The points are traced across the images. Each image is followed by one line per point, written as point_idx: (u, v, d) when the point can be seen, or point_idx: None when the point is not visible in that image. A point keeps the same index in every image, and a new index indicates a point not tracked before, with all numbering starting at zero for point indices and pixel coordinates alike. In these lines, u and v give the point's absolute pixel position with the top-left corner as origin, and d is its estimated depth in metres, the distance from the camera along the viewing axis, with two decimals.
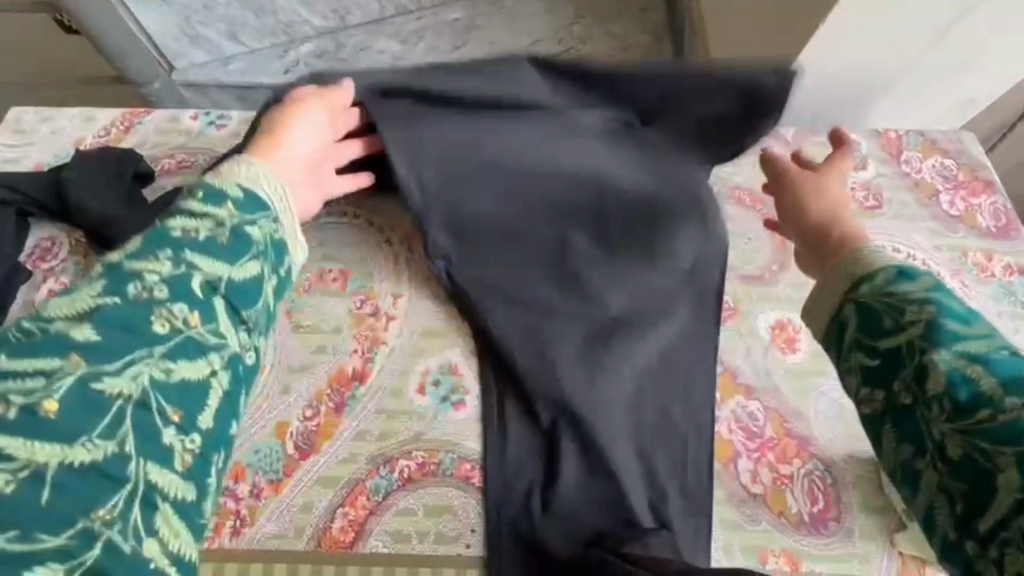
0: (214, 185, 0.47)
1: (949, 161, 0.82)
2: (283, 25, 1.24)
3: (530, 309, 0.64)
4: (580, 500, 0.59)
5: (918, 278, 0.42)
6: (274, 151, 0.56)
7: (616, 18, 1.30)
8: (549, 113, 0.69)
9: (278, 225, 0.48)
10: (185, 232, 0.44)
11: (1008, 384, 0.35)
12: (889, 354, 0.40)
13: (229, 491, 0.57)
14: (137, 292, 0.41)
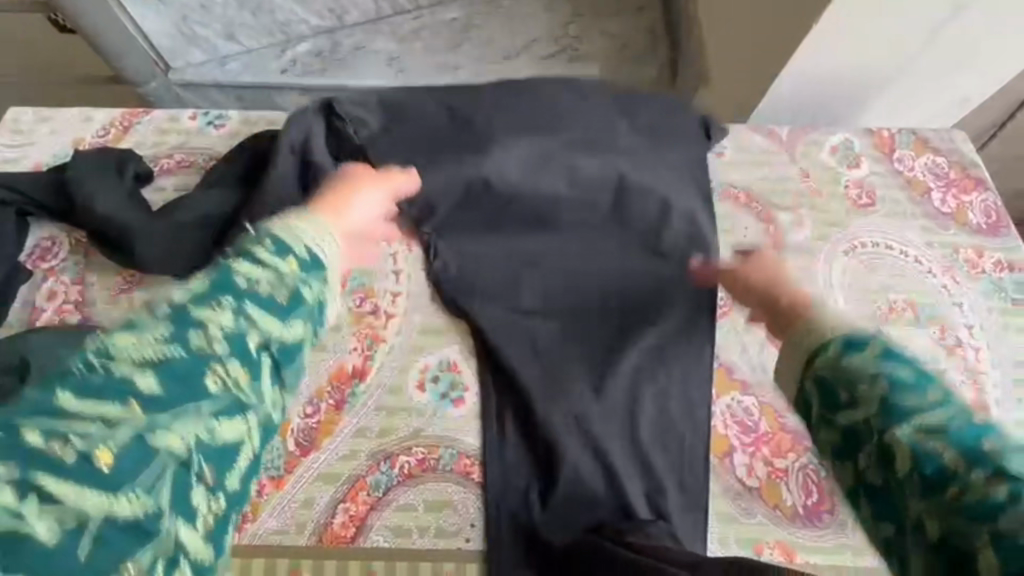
0: (283, 237, 0.46)
1: (940, 160, 0.83)
2: (281, 25, 1.24)
3: (525, 313, 0.67)
4: (578, 496, 0.60)
5: (866, 345, 0.39)
6: (343, 211, 0.54)
7: (612, 16, 1.31)
8: (541, 123, 0.72)
9: (331, 288, 0.47)
10: (247, 284, 0.43)
11: (970, 458, 0.34)
12: (847, 431, 0.38)
13: None
14: (199, 345, 0.41)
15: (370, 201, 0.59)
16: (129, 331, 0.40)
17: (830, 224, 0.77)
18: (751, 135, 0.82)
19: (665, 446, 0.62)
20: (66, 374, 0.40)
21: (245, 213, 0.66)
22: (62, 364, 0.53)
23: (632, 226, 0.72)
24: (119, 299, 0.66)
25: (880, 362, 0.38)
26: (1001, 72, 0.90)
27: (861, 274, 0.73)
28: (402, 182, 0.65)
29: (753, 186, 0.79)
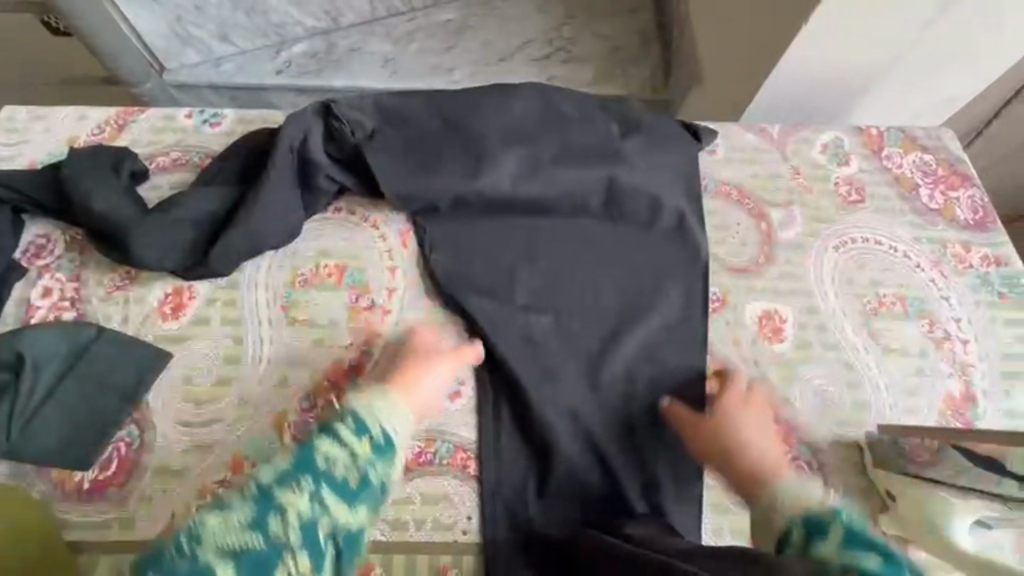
0: (362, 414, 0.53)
1: (928, 157, 0.84)
2: (276, 26, 1.24)
3: (520, 308, 0.68)
4: (573, 489, 0.61)
5: (829, 530, 0.46)
6: (411, 399, 0.56)
7: (605, 19, 1.32)
8: (536, 123, 0.73)
9: (395, 468, 0.53)
10: (326, 466, 0.51)
11: None
12: None
13: (226, 483, 0.57)
14: (277, 531, 0.48)
15: (440, 381, 0.59)
16: (220, 511, 0.48)
17: (820, 221, 0.78)
18: (742, 133, 0.84)
19: (659, 440, 0.63)
20: (165, 552, 0.47)
21: (241, 210, 0.66)
22: (122, 380, 0.61)
23: (624, 223, 0.73)
24: (115, 295, 0.66)
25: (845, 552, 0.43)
26: (985, 72, 0.92)
27: (851, 269, 0.74)
28: (474, 355, 0.63)
29: (745, 182, 0.80)
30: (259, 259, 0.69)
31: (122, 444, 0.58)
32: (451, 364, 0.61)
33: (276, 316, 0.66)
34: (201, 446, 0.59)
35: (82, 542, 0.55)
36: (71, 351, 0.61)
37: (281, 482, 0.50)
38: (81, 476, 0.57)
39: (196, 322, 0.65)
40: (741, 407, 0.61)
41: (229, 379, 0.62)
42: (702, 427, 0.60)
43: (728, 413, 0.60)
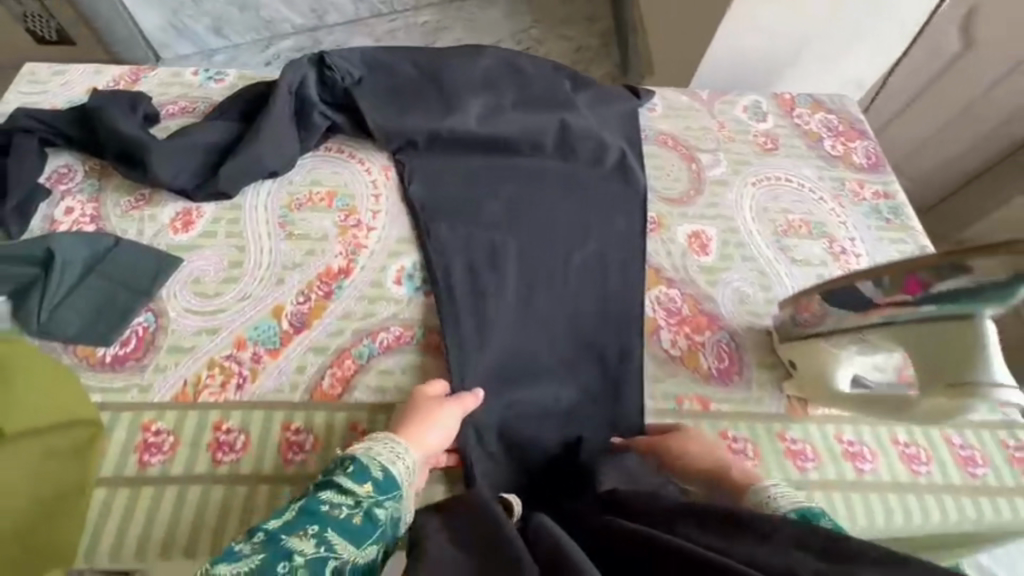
0: (363, 459, 0.55)
1: (831, 116, 1.00)
2: (267, 23, 1.37)
3: (484, 226, 0.79)
4: (532, 365, 0.71)
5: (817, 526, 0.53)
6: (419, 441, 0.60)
7: (567, 24, 1.49)
8: (498, 75, 0.87)
9: (400, 506, 0.55)
10: (332, 508, 0.52)
11: None
12: None
13: (231, 357, 0.66)
14: (285, 571, 0.46)
15: (449, 422, 0.62)
16: (228, 561, 0.46)
17: (741, 164, 0.92)
18: (677, 96, 0.98)
19: (605, 326, 0.74)
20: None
21: (246, 139, 0.77)
22: (139, 278, 0.70)
23: (574, 161, 0.86)
24: (131, 213, 0.75)
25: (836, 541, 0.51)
26: (878, 57, 1.10)
27: (766, 200, 0.88)
28: (474, 399, 0.65)
29: (678, 133, 0.94)
30: (260, 185, 0.79)
31: (139, 327, 0.67)
32: (455, 407, 0.63)
33: (274, 230, 0.76)
34: (209, 330, 0.68)
35: (103, 403, 0.62)
36: (93, 256, 0.70)
37: (287, 529, 0.50)
38: (103, 351, 0.65)
39: (203, 234, 0.75)
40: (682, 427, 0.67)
41: (234, 278, 0.72)
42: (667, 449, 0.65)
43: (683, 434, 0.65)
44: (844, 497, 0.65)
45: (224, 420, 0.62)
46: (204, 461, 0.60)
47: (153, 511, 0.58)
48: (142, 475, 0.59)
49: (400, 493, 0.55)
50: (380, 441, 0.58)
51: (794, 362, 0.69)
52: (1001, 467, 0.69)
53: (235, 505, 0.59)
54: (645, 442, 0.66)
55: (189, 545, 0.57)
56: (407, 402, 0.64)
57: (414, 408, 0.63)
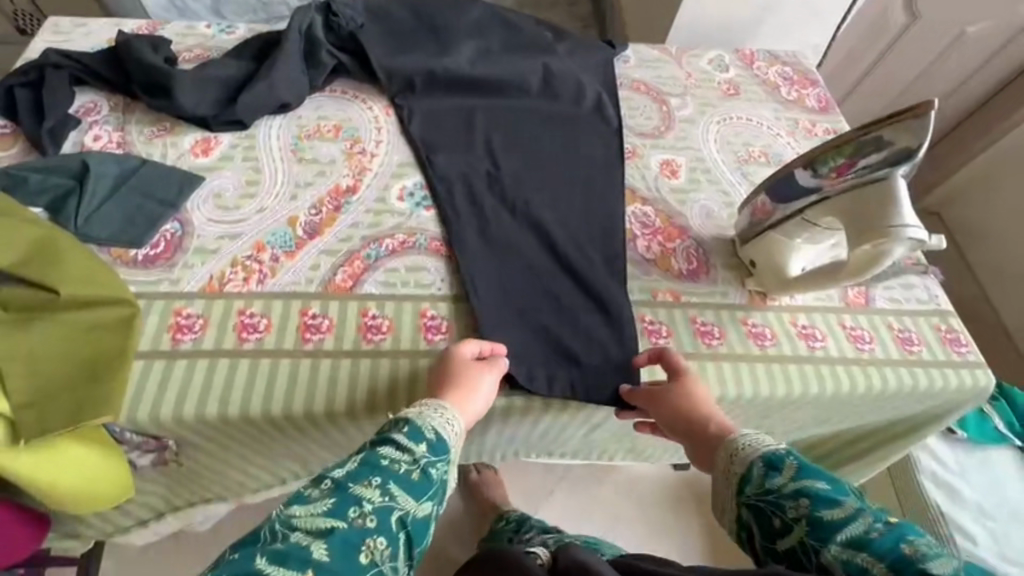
0: (417, 422, 0.60)
1: (787, 68, 1.11)
2: (264, 5, 1.45)
3: (475, 154, 0.86)
4: (532, 272, 0.78)
5: (784, 467, 0.57)
6: (461, 403, 0.64)
7: (551, 10, 1.59)
8: (486, 24, 0.96)
9: (449, 469, 0.60)
10: (392, 463, 0.56)
11: (821, 506, 0.52)
12: (789, 550, 0.53)
13: (253, 257, 0.74)
14: (354, 515, 0.52)
15: (487, 391, 0.66)
16: (301, 502, 0.53)
17: (706, 106, 1.02)
18: (648, 50, 1.08)
19: (596, 239, 0.81)
20: (256, 539, 0.50)
21: (260, 73, 0.85)
22: (165, 193, 0.77)
23: (559, 101, 0.93)
24: (154, 140, 0.83)
25: (798, 479, 0.56)
26: (830, 21, 1.21)
27: (728, 135, 0.99)
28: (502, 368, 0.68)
29: (650, 81, 1.04)
30: (272, 118, 0.87)
31: (167, 233, 0.74)
32: (488, 371, 0.67)
33: (287, 156, 0.84)
34: (230, 235, 0.75)
35: (138, 292, 0.69)
36: (121, 173, 0.77)
37: (353, 478, 0.55)
38: (136, 251, 0.73)
39: (221, 158, 0.82)
40: (681, 384, 0.69)
41: (251, 195, 0.79)
42: (661, 401, 0.69)
43: (681, 388, 0.69)
44: (798, 369, 0.74)
45: (247, 307, 0.70)
46: (231, 339, 0.67)
47: (186, 379, 0.64)
48: (175, 350, 0.66)
49: (449, 456, 0.61)
50: (430, 406, 0.62)
51: (752, 255, 0.78)
52: (935, 346, 0.78)
53: (259, 378, 0.66)
54: (649, 391, 0.70)
55: (219, 409, 0.64)
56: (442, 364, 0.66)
57: (455, 373, 0.65)
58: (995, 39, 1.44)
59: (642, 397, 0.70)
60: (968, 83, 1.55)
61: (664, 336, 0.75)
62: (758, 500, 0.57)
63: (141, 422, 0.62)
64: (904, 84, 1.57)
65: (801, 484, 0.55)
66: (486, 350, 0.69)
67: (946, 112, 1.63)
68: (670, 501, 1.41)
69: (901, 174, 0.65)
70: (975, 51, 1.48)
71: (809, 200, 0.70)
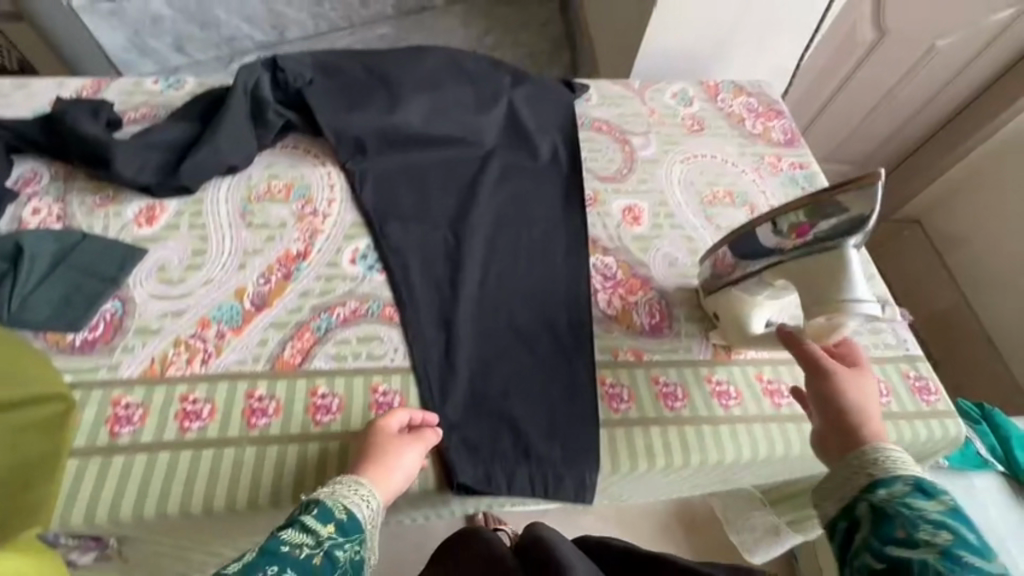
0: (328, 503, 0.59)
1: (752, 100, 1.09)
2: (229, 39, 1.38)
3: (430, 219, 0.84)
4: (492, 342, 0.75)
5: (937, 497, 0.56)
6: (380, 482, 0.63)
7: (519, 30, 1.50)
8: (440, 72, 0.94)
9: (359, 548, 0.60)
10: (292, 548, 0.55)
11: (963, 549, 0.52)
12: (897, 560, 0.53)
13: (196, 336, 0.71)
14: None
15: (411, 464, 0.64)
16: None
17: (670, 144, 1.00)
18: (610, 86, 1.06)
19: (557, 301, 0.79)
20: None
21: (205, 137, 0.82)
22: (105, 268, 0.74)
23: (516, 152, 0.92)
24: (96, 211, 0.80)
25: (946, 516, 0.54)
26: (796, 47, 1.19)
27: (692, 175, 0.97)
28: (434, 438, 0.66)
29: (613, 119, 1.02)
30: (219, 181, 0.84)
31: (107, 313, 0.72)
32: (413, 446, 0.64)
33: (234, 220, 0.81)
34: (174, 312, 0.72)
35: (75, 382, 0.67)
36: (60, 249, 0.75)
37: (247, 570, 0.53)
38: (73, 336, 0.70)
39: (166, 227, 0.79)
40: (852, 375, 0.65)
41: (196, 266, 0.76)
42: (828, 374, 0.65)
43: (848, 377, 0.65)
44: (763, 428, 0.73)
45: (191, 392, 0.67)
46: (172, 429, 0.65)
47: (124, 475, 0.62)
48: (113, 445, 0.64)
49: (361, 535, 0.60)
50: (345, 482, 0.62)
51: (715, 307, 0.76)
52: (904, 396, 0.77)
53: (202, 470, 0.63)
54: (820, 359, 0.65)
55: (160, 505, 0.61)
56: (367, 438, 0.65)
57: (377, 446, 0.64)
58: (962, 57, 1.43)
59: (810, 359, 0.66)
60: (937, 99, 1.54)
61: (626, 401, 0.73)
62: (888, 506, 0.56)
63: (75, 526, 0.60)
64: (874, 102, 1.56)
65: (951, 522, 0.54)
66: (417, 419, 0.67)
67: (918, 127, 1.62)
68: (656, 530, 1.39)
69: (851, 244, 0.64)
70: (942, 69, 1.46)
71: (768, 260, 0.68)
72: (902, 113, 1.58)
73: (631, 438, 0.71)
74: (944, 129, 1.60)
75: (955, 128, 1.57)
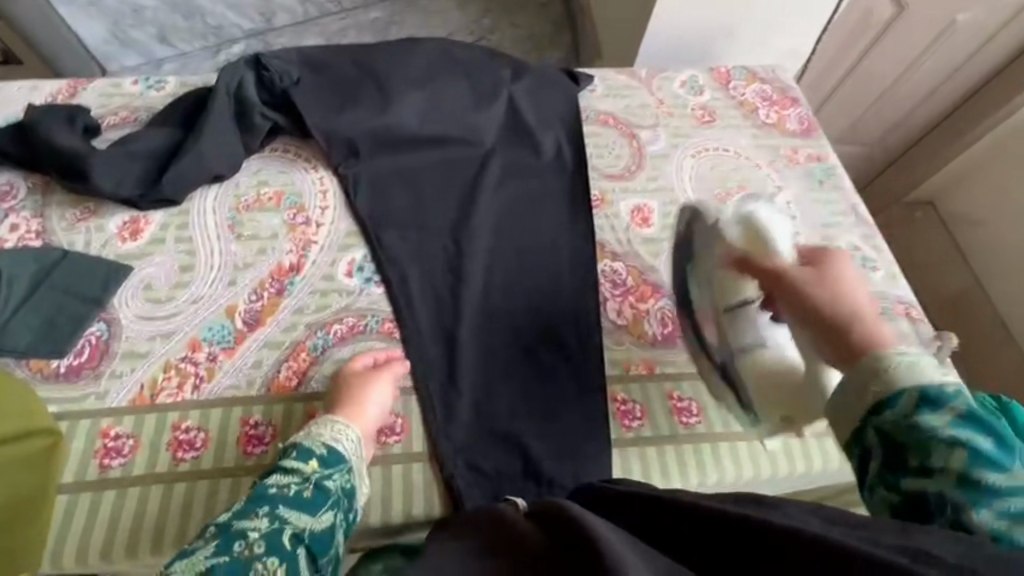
0: (305, 443, 0.61)
1: (766, 87, 1.03)
2: (215, 28, 1.30)
3: (429, 226, 0.80)
4: (498, 358, 0.72)
5: (945, 406, 0.43)
6: (354, 417, 0.64)
7: (517, 11, 1.43)
8: (434, 66, 0.88)
9: (350, 475, 0.60)
10: (280, 489, 0.57)
11: (985, 467, 0.40)
12: (910, 495, 0.42)
13: (186, 359, 0.68)
14: (242, 548, 0.51)
15: (383, 394, 0.66)
16: (182, 557, 0.50)
17: (680, 137, 0.95)
18: (616, 75, 1.00)
19: (563, 311, 0.76)
20: None
21: (188, 143, 0.78)
22: (87, 287, 0.70)
23: (518, 150, 0.88)
24: (77, 225, 0.76)
25: (955, 427, 0.42)
26: (812, 27, 1.12)
27: (704, 170, 0.92)
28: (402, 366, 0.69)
29: (619, 112, 0.96)
30: (206, 190, 0.80)
31: (92, 336, 0.68)
32: (381, 380, 0.67)
33: (223, 233, 0.77)
34: (163, 334, 0.69)
35: (61, 413, 0.64)
36: (41, 268, 0.71)
37: (239, 516, 0.54)
38: (57, 362, 0.67)
39: (151, 241, 0.75)
40: (828, 274, 0.54)
41: (184, 283, 0.73)
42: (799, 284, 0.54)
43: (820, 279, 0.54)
44: (783, 444, 0.70)
45: (183, 420, 0.64)
46: (165, 460, 0.62)
47: (117, 509, 0.60)
48: (104, 479, 0.61)
49: (348, 465, 0.61)
50: (322, 422, 0.63)
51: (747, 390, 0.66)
52: None
53: (197, 501, 0.61)
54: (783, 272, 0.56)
55: (155, 543, 0.59)
56: (340, 381, 0.67)
57: (349, 381, 0.66)
58: (978, 36, 1.26)
59: (773, 277, 0.57)
60: (946, 86, 1.36)
61: (639, 418, 0.70)
62: (897, 431, 0.44)
63: (67, 566, 0.58)
64: (876, 94, 1.41)
65: (964, 434, 0.41)
66: (380, 358, 0.69)
67: (922, 117, 1.45)
68: None
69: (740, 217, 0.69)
70: (952, 52, 1.30)
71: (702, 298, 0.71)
72: (905, 105, 1.42)
73: (646, 457, 0.68)
74: (950, 117, 1.41)
75: (960, 117, 1.39)
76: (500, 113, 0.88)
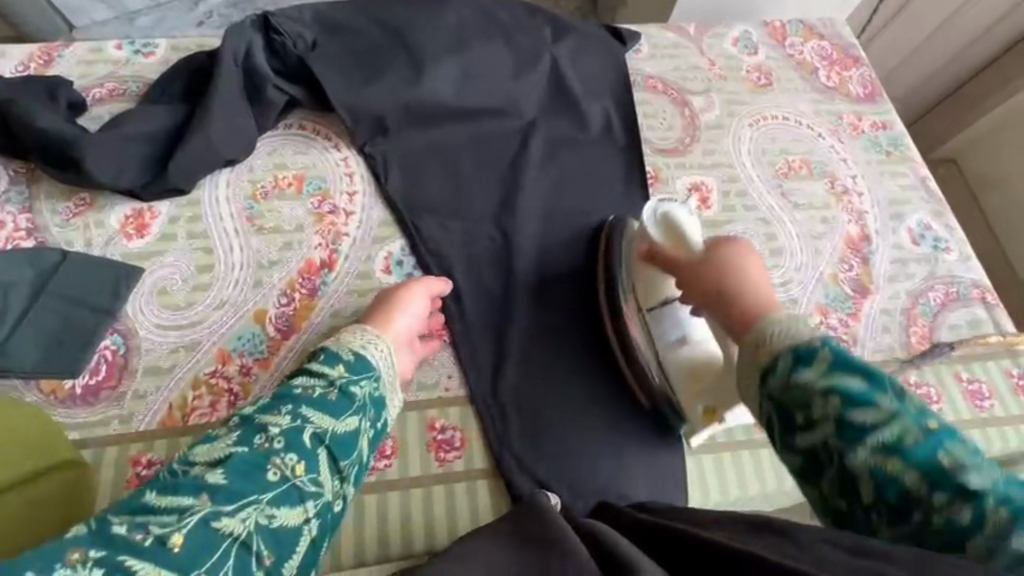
0: (333, 348, 0.58)
1: (825, 43, 0.93)
2: None
3: (470, 215, 0.72)
4: (557, 360, 0.67)
5: (816, 358, 0.44)
6: (385, 329, 0.61)
7: None
8: (467, 24, 0.77)
9: (378, 383, 0.58)
10: (305, 389, 0.55)
11: (855, 404, 0.41)
12: (808, 454, 0.43)
13: (217, 373, 0.61)
14: (261, 442, 0.51)
15: (413, 311, 0.63)
16: (207, 442, 0.51)
17: (734, 103, 0.86)
18: (661, 33, 0.89)
19: None
20: (160, 480, 0.49)
21: (193, 124, 0.67)
22: (93, 294, 0.62)
23: (563, 119, 0.78)
24: (73, 220, 0.66)
25: (831, 374, 0.42)
26: None
27: (763, 141, 0.83)
28: (435, 286, 0.65)
29: (669, 76, 0.86)
30: (218, 175, 0.70)
31: (108, 351, 0.61)
32: (415, 293, 0.64)
33: (241, 225, 0.68)
34: (187, 346, 0.62)
35: (83, 440, 0.58)
36: (38, 274, 0.62)
37: (264, 412, 0.54)
38: (71, 383, 0.59)
39: (161, 238, 0.66)
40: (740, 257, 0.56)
41: (204, 286, 0.65)
42: (707, 269, 0.56)
43: (729, 263, 0.56)
44: None
45: None
46: None
47: None
48: None
49: (376, 374, 0.58)
50: (352, 331, 0.61)
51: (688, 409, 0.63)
52: (1009, 399, 0.70)
53: None
54: (694, 264, 0.58)
55: None
56: (378, 299, 0.64)
57: (383, 298, 0.64)
58: None
59: (685, 266, 0.58)
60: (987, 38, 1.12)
61: None
62: (784, 394, 0.44)
63: None
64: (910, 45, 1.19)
65: (834, 380, 0.42)
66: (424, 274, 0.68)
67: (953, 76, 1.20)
68: None
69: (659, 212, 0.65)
70: None
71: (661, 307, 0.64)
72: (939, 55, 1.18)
73: (720, 467, 0.65)
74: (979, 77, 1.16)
75: (988, 80, 1.15)
76: (546, 82, 0.79)
